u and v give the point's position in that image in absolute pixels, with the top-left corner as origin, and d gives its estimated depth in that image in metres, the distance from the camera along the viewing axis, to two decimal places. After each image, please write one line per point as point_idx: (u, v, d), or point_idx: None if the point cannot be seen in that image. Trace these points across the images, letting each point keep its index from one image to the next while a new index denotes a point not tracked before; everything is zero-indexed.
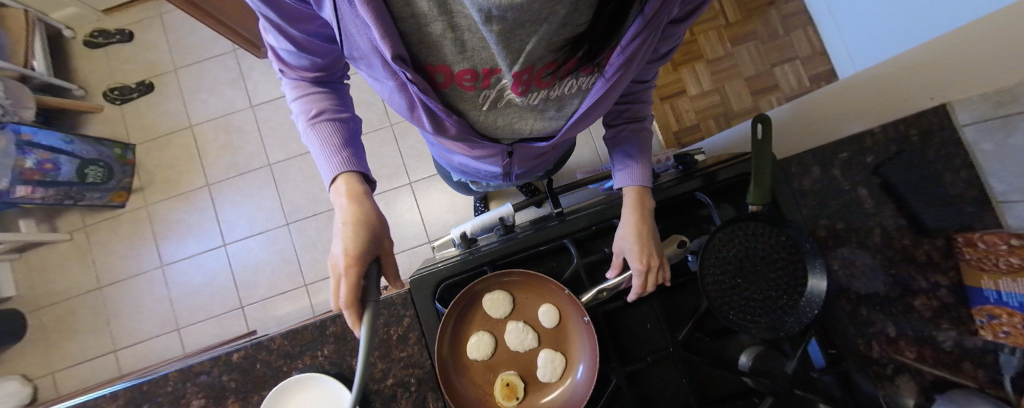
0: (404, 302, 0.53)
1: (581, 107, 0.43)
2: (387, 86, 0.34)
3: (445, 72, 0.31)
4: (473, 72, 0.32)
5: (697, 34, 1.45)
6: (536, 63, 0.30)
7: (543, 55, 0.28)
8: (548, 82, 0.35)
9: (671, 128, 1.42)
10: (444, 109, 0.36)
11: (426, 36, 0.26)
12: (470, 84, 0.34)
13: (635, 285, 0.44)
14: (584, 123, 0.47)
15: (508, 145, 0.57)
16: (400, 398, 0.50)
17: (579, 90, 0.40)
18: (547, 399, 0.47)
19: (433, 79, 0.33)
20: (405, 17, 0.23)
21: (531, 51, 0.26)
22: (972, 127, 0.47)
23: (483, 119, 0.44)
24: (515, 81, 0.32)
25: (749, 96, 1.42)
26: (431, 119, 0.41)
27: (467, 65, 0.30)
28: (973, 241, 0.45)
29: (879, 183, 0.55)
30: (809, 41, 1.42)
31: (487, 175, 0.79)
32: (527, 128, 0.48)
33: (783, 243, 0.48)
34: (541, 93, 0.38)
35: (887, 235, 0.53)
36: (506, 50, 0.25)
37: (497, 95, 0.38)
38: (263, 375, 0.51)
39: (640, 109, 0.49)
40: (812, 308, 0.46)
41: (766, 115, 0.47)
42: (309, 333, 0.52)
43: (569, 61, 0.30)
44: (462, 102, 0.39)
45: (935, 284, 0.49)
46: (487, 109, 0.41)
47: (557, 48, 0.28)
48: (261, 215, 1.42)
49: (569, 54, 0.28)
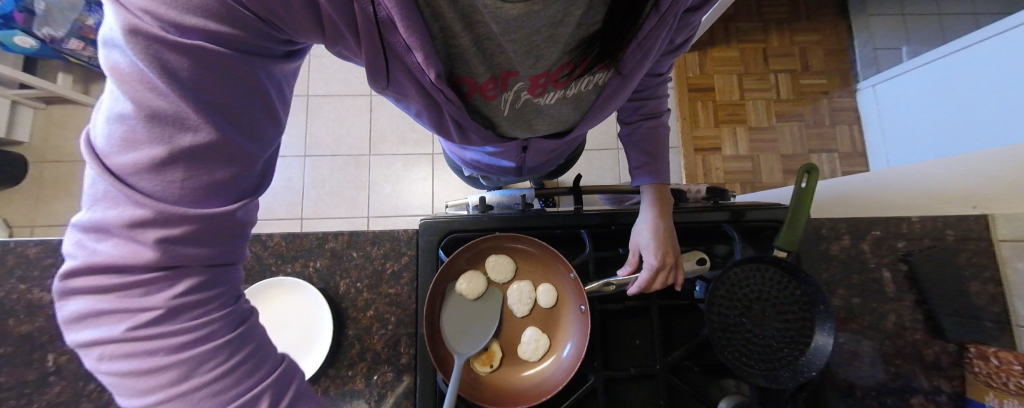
0: (408, 240, 0.52)
1: (597, 103, 0.47)
2: (416, 107, 0.42)
3: (470, 83, 0.39)
4: (494, 80, 0.39)
5: (747, 99, 1.47)
6: (552, 67, 0.37)
7: (559, 57, 0.36)
8: (564, 84, 0.41)
9: (697, 180, 1.43)
10: (468, 117, 0.44)
11: (454, 49, 0.34)
12: (493, 92, 0.41)
13: (641, 280, 0.43)
14: (597, 119, 0.52)
15: (524, 140, 0.58)
16: (375, 333, 0.49)
17: (596, 87, 0.45)
18: (526, 375, 0.46)
19: (461, 90, 0.41)
20: (438, 35, 0.31)
21: (544, 57, 0.35)
22: (1010, 244, 0.47)
23: (506, 124, 0.50)
24: (532, 84, 0.40)
25: (781, 172, 1.42)
26: (459, 133, 0.48)
27: (489, 75, 0.38)
28: (986, 355, 0.44)
29: (904, 270, 0.53)
30: (852, 138, 1.43)
31: (497, 170, 0.80)
32: (545, 126, 0.53)
33: (797, 297, 0.47)
34: (557, 94, 0.43)
35: (899, 325, 0.51)
36: (524, 49, 0.33)
37: (514, 98, 0.44)
38: (251, 269, 0.51)
39: (658, 106, 0.50)
40: (811, 368, 0.45)
41: (813, 165, 0.47)
42: (308, 242, 0.52)
43: (582, 62, 0.37)
44: (489, 111, 0.46)
45: (936, 388, 0.48)
46: (508, 116, 0.48)
47: (573, 49, 0.35)
48: (283, 140, 1.44)
49: (584, 52, 0.35)
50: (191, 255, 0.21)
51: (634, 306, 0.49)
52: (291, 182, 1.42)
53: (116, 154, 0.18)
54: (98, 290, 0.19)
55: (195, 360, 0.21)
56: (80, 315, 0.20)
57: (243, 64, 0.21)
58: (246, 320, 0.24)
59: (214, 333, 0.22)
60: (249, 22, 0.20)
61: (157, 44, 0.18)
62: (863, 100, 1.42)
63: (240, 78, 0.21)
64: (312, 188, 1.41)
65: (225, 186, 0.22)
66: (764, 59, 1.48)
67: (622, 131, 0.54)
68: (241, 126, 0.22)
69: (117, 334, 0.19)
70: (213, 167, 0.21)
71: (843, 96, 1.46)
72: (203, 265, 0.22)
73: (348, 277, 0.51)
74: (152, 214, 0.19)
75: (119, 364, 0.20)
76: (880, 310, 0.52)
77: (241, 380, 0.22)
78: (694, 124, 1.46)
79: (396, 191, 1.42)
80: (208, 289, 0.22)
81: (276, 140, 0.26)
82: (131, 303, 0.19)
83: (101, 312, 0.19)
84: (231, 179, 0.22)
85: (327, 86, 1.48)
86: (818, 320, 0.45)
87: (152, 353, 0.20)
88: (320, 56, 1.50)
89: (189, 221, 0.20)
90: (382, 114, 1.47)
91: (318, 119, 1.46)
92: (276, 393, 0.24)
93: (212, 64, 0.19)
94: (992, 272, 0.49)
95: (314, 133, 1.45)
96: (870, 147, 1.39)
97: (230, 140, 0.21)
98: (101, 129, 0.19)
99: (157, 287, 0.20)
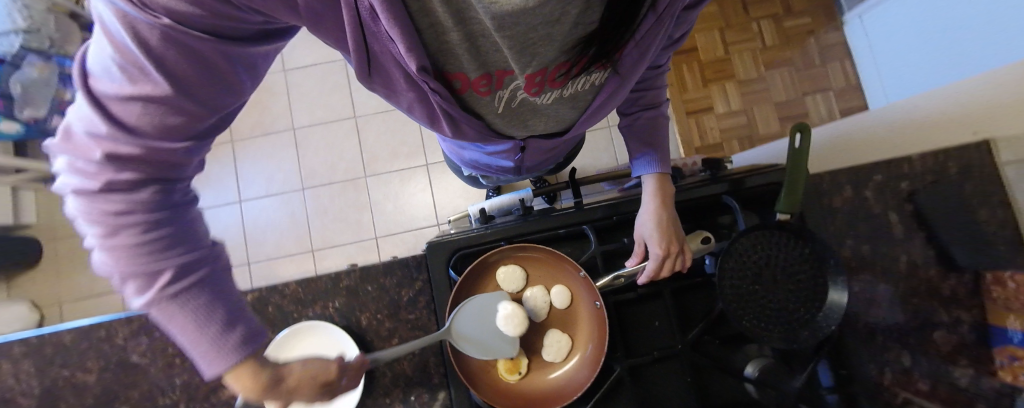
0: (419, 265, 0.53)
1: (594, 102, 0.47)
2: (406, 97, 0.39)
3: (462, 79, 0.37)
4: (488, 77, 0.37)
5: (732, 52, 1.44)
6: (548, 66, 0.35)
7: (555, 56, 0.33)
8: (560, 83, 0.39)
9: (693, 144, 1.41)
10: (462, 112, 0.42)
11: (443, 45, 0.31)
12: (486, 88, 0.39)
13: (648, 271, 0.44)
14: (596, 118, 0.51)
15: (521, 140, 0.58)
16: (403, 359, 0.51)
17: (593, 87, 0.44)
18: (552, 376, 0.47)
19: (453, 87, 0.38)
20: (426, 27, 0.28)
21: (540, 55, 0.31)
22: (1014, 167, 0.44)
23: (500, 122, 0.49)
24: (527, 83, 0.37)
25: (777, 121, 1.40)
26: (451, 126, 0.46)
27: (482, 71, 0.36)
28: (1002, 279, 0.43)
29: (911, 211, 0.53)
30: (844, 74, 1.40)
31: (497, 169, 0.80)
32: (541, 125, 0.53)
33: (806, 257, 0.47)
34: (553, 94, 0.42)
35: (912, 265, 0.51)
36: (518, 53, 0.30)
37: (509, 96, 0.43)
38: (274, 318, 0.53)
39: (657, 96, 0.50)
40: (829, 323, 0.45)
41: (805, 124, 0.47)
42: (323, 284, 0.53)
43: (580, 61, 0.34)
44: (481, 107, 0.44)
45: (956, 320, 0.47)
46: (502, 112, 0.47)
47: (569, 47, 0.32)
48: (279, 176, 1.45)
49: (581, 52, 0.32)
50: (141, 165, 0.23)
51: (647, 292, 0.50)
52: (295, 216, 1.44)
53: (99, 78, 0.20)
54: (64, 147, 0.22)
55: (134, 247, 0.24)
56: (56, 156, 0.23)
57: (215, 47, 0.21)
58: (189, 231, 0.27)
59: (151, 232, 0.25)
60: (228, 10, 0.20)
61: (130, 16, 0.17)
62: (851, 34, 1.38)
63: (205, 57, 0.21)
64: (316, 218, 1.43)
65: (177, 129, 0.23)
66: (744, 8, 1.44)
67: (621, 122, 0.54)
68: (197, 92, 0.23)
69: (78, 192, 0.22)
70: (170, 113, 0.22)
71: (830, 32, 1.42)
72: (152, 174, 0.24)
73: (368, 310, 0.52)
74: (112, 130, 0.21)
75: (86, 215, 0.23)
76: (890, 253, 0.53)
77: (164, 278, 0.26)
78: (682, 88, 1.44)
79: (398, 207, 1.43)
80: (187, 229, 0.27)
81: (235, 101, 0.27)
82: (87, 177, 0.22)
83: (68, 163, 0.22)
84: (187, 129, 0.24)
85: (311, 115, 1.48)
86: (830, 276, 0.46)
87: (107, 225, 0.23)
88: (298, 86, 1.50)
89: (143, 148, 0.22)
90: (370, 134, 1.47)
91: (309, 150, 1.46)
92: (207, 312, 0.28)
93: (180, 43, 0.19)
94: (998, 197, 0.47)
95: (308, 165, 1.46)
96: (865, 79, 1.36)
97: (182, 101, 0.22)
98: (91, 53, 0.20)
99: (104, 177, 0.22)
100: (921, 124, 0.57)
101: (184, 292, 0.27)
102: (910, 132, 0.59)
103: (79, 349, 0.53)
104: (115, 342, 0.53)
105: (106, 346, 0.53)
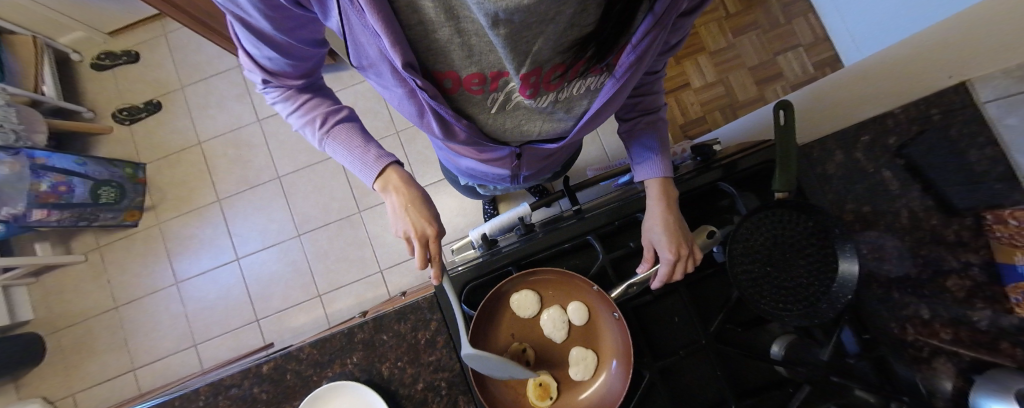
0: (430, 305, 0.53)
1: (591, 105, 0.44)
2: (396, 93, 0.36)
3: (454, 78, 0.33)
4: (481, 77, 0.33)
5: (698, 26, 1.45)
6: (543, 65, 0.31)
7: (550, 56, 0.29)
8: (556, 84, 0.36)
9: (677, 122, 1.42)
10: (454, 114, 0.38)
11: (433, 43, 0.27)
12: (478, 88, 0.35)
13: (662, 274, 0.44)
14: (596, 122, 0.49)
15: (517, 147, 0.57)
16: (432, 402, 0.50)
17: (589, 90, 0.41)
18: (584, 396, 0.47)
19: (443, 86, 0.35)
20: (413, 24, 0.25)
21: (536, 53, 0.27)
22: (994, 104, 0.48)
23: (492, 122, 0.46)
24: (523, 84, 0.33)
25: (754, 85, 1.41)
26: (441, 126, 0.42)
27: (475, 69, 0.32)
28: (1003, 218, 0.43)
29: (903, 165, 0.53)
30: (811, 27, 1.41)
31: (494, 178, 0.79)
32: (536, 130, 0.50)
33: (812, 230, 0.47)
34: (550, 96, 0.39)
35: (914, 217, 0.51)
36: (513, 54, 0.26)
37: (504, 98, 0.40)
38: (294, 385, 0.52)
39: (653, 101, 0.49)
40: (845, 294, 0.44)
41: (788, 100, 0.47)
42: (338, 341, 0.52)
43: (576, 63, 0.31)
44: (472, 106, 0.41)
45: (966, 263, 0.47)
46: (495, 113, 0.43)
47: (563, 49, 0.28)
48: (273, 227, 1.44)
49: (577, 54, 0.29)
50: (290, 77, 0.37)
51: (662, 291, 0.50)
52: (296, 264, 1.42)
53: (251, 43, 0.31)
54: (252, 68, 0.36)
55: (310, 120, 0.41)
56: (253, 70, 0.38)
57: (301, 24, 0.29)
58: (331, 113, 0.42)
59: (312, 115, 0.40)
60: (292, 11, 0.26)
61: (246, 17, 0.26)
62: None
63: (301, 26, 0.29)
64: (316, 263, 1.41)
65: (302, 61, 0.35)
66: None
67: (620, 127, 0.53)
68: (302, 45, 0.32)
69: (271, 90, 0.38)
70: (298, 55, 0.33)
71: None
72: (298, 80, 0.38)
73: (387, 360, 0.52)
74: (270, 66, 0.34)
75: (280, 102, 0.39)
76: (889, 208, 0.53)
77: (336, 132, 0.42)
78: None
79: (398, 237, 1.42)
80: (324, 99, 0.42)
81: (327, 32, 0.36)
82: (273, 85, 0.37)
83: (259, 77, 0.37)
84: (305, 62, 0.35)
85: (293, 160, 1.47)
86: (837, 245, 0.45)
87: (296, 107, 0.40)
88: (275, 134, 1.48)
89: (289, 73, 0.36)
90: None
91: (297, 195, 1.45)
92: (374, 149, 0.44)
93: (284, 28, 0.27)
94: (985, 136, 0.48)
95: (300, 211, 1.44)
96: (832, 30, 1.37)
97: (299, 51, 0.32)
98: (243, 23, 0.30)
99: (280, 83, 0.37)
100: (893, 76, 0.61)
101: (350, 140, 0.43)
102: (876, 89, 0.62)
103: None
104: None
105: None
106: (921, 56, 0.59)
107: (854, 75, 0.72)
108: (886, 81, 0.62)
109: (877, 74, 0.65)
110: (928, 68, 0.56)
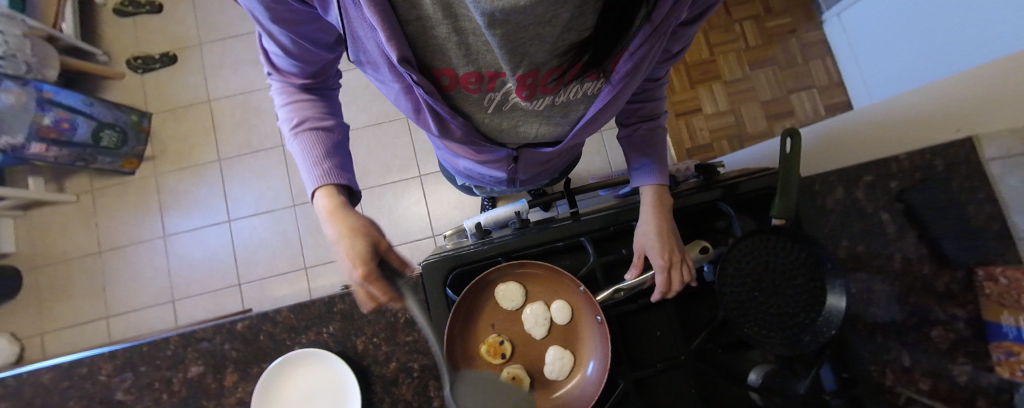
0: (415, 285, 0.53)
1: (588, 111, 0.44)
2: (392, 88, 0.36)
3: (450, 76, 0.33)
4: (478, 75, 0.33)
5: (717, 54, 1.46)
6: (541, 67, 0.31)
7: (547, 59, 0.29)
8: (553, 87, 0.36)
9: (684, 145, 1.43)
10: (450, 112, 0.38)
11: (430, 39, 0.28)
12: (475, 87, 0.35)
13: (659, 283, 0.44)
14: (593, 127, 0.48)
15: (514, 149, 0.56)
16: (402, 383, 0.49)
17: (586, 96, 0.41)
18: (557, 395, 0.46)
19: (440, 83, 0.35)
20: (411, 20, 0.25)
21: (532, 54, 0.27)
22: (998, 162, 0.43)
23: (489, 123, 0.46)
24: (519, 85, 0.33)
25: (764, 119, 1.42)
26: (437, 122, 0.42)
27: (472, 68, 0.32)
28: (994, 275, 0.41)
29: (902, 209, 0.53)
30: (827, 71, 1.42)
31: (490, 180, 0.79)
32: (532, 132, 0.49)
33: (804, 260, 0.46)
34: (546, 99, 0.39)
35: (907, 263, 0.51)
36: (510, 54, 0.26)
37: (502, 98, 0.39)
38: (266, 347, 0.52)
39: (654, 107, 0.49)
40: (830, 328, 0.44)
41: (796, 129, 0.47)
42: (316, 309, 0.52)
43: (573, 67, 0.31)
44: (469, 105, 0.40)
45: (952, 316, 0.46)
46: (493, 113, 0.43)
47: (561, 51, 0.28)
48: (269, 194, 1.44)
49: (574, 59, 0.29)
50: (292, 73, 0.39)
51: (649, 302, 0.50)
52: (287, 234, 1.41)
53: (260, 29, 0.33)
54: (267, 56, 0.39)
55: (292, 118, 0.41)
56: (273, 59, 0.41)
57: (297, 20, 0.29)
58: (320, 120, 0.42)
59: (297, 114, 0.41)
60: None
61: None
62: (830, 31, 1.41)
63: (301, 24, 0.30)
64: (307, 236, 1.41)
65: (303, 60, 0.36)
66: (726, 10, 1.48)
67: (620, 132, 0.54)
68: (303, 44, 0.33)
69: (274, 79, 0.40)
70: (297, 53, 0.34)
71: (810, 31, 1.45)
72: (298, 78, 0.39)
73: (364, 335, 0.51)
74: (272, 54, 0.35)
75: (276, 93, 0.41)
76: (886, 251, 0.54)
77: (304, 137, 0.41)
78: (670, 90, 1.46)
79: (393, 221, 1.42)
80: (320, 107, 0.43)
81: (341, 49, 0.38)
82: (276, 74, 0.39)
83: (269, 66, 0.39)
84: (306, 62, 0.37)
85: None
86: (829, 279, 0.45)
87: (287, 101, 0.41)
88: None
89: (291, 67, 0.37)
90: (360, 147, 1.46)
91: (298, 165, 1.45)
92: (329, 169, 0.42)
93: (280, 15, 0.28)
94: (985, 192, 0.44)
95: (298, 182, 1.44)
96: (847, 76, 1.38)
97: (294, 47, 0.33)
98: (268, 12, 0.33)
99: (283, 74, 0.39)
100: (905, 122, 0.58)
101: (313, 148, 0.41)
102: (889, 135, 0.60)
103: (62, 388, 0.51)
104: (98, 378, 0.51)
105: (89, 383, 0.51)
106: (938, 102, 0.54)
107: (868, 112, 0.69)
108: (899, 127, 0.59)
109: (890, 116, 0.62)
110: (937, 117, 0.52)
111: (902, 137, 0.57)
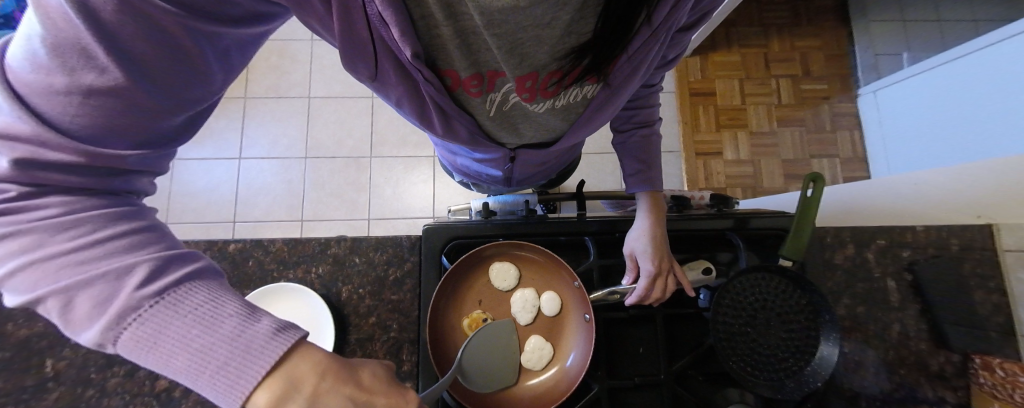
0: (412, 247, 0.52)
1: (585, 114, 0.44)
2: (396, 94, 0.37)
3: (454, 77, 0.34)
4: (479, 77, 0.34)
5: (748, 103, 1.47)
6: (540, 71, 0.32)
7: (547, 62, 0.31)
8: (553, 91, 0.36)
9: (698, 184, 1.43)
10: (454, 110, 0.39)
11: (434, 38, 0.29)
12: (477, 90, 0.36)
13: (642, 287, 0.44)
14: (587, 129, 0.49)
15: (512, 150, 0.55)
16: (377, 340, 0.49)
17: (585, 99, 0.41)
18: (532, 382, 0.45)
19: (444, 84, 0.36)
20: (417, 20, 0.27)
21: (532, 55, 0.29)
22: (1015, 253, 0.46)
23: (493, 125, 0.45)
24: (518, 87, 0.34)
25: (781, 177, 1.43)
26: (442, 123, 0.42)
27: (473, 70, 0.33)
28: (991, 366, 0.42)
29: (909, 281, 0.51)
30: (853, 144, 1.43)
31: (487, 179, 0.80)
32: (529, 133, 0.49)
33: (802, 307, 0.46)
34: (546, 103, 0.39)
35: (904, 335, 0.49)
36: (510, 52, 0.28)
37: (502, 99, 0.39)
38: (252, 274, 0.51)
39: (650, 114, 0.51)
40: (816, 380, 0.44)
41: (819, 174, 0.47)
42: (311, 247, 0.52)
43: (573, 72, 0.32)
44: (472, 109, 0.41)
45: (941, 398, 0.46)
46: (494, 116, 0.43)
47: (561, 55, 0.30)
48: (283, 142, 1.45)
49: (574, 62, 0.30)
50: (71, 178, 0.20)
51: (638, 314, 0.49)
52: (292, 184, 1.42)
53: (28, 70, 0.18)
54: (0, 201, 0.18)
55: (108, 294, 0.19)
56: None
57: (190, 31, 0.21)
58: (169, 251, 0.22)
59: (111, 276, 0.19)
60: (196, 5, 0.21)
61: None
62: (864, 105, 1.42)
63: (180, 46, 0.21)
64: (312, 191, 1.41)
65: (140, 125, 0.22)
66: (765, 63, 1.49)
67: (615, 139, 0.54)
68: (165, 82, 0.22)
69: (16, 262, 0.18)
70: (138, 106, 0.21)
71: (843, 101, 1.46)
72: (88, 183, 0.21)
73: (350, 284, 0.51)
74: (36, 128, 0.18)
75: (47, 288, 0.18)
76: (884, 318, 0.50)
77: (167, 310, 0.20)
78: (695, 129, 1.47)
79: (397, 194, 1.42)
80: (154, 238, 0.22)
81: (210, 94, 0.26)
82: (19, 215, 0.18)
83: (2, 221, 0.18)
84: (147, 128, 0.22)
85: (328, 88, 1.49)
86: (824, 330, 0.45)
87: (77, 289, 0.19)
88: (322, 58, 1.51)
89: (85, 152, 0.20)
90: (383, 116, 1.47)
91: (319, 121, 1.46)
92: (242, 310, 0.22)
93: (149, 21, 0.19)
94: (995, 281, 0.47)
95: (314, 137, 1.45)
96: (871, 153, 1.39)
97: (141, 90, 0.20)
98: (20, 49, 0.18)
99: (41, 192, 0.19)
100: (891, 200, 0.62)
101: (192, 306, 0.21)
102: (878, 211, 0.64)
103: None
104: None
105: None
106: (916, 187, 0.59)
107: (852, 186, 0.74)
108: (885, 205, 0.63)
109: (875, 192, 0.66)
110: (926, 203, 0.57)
111: (891, 215, 0.61)
